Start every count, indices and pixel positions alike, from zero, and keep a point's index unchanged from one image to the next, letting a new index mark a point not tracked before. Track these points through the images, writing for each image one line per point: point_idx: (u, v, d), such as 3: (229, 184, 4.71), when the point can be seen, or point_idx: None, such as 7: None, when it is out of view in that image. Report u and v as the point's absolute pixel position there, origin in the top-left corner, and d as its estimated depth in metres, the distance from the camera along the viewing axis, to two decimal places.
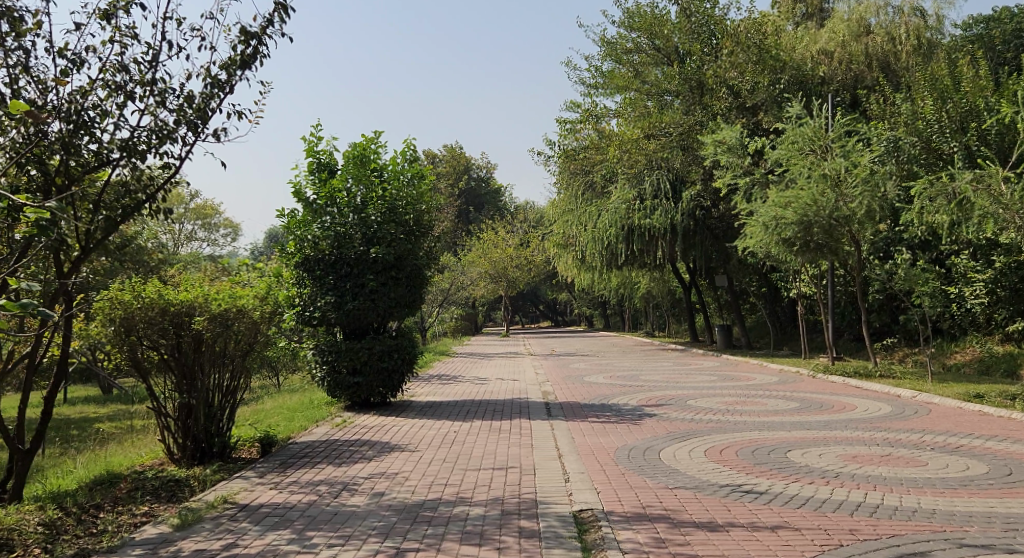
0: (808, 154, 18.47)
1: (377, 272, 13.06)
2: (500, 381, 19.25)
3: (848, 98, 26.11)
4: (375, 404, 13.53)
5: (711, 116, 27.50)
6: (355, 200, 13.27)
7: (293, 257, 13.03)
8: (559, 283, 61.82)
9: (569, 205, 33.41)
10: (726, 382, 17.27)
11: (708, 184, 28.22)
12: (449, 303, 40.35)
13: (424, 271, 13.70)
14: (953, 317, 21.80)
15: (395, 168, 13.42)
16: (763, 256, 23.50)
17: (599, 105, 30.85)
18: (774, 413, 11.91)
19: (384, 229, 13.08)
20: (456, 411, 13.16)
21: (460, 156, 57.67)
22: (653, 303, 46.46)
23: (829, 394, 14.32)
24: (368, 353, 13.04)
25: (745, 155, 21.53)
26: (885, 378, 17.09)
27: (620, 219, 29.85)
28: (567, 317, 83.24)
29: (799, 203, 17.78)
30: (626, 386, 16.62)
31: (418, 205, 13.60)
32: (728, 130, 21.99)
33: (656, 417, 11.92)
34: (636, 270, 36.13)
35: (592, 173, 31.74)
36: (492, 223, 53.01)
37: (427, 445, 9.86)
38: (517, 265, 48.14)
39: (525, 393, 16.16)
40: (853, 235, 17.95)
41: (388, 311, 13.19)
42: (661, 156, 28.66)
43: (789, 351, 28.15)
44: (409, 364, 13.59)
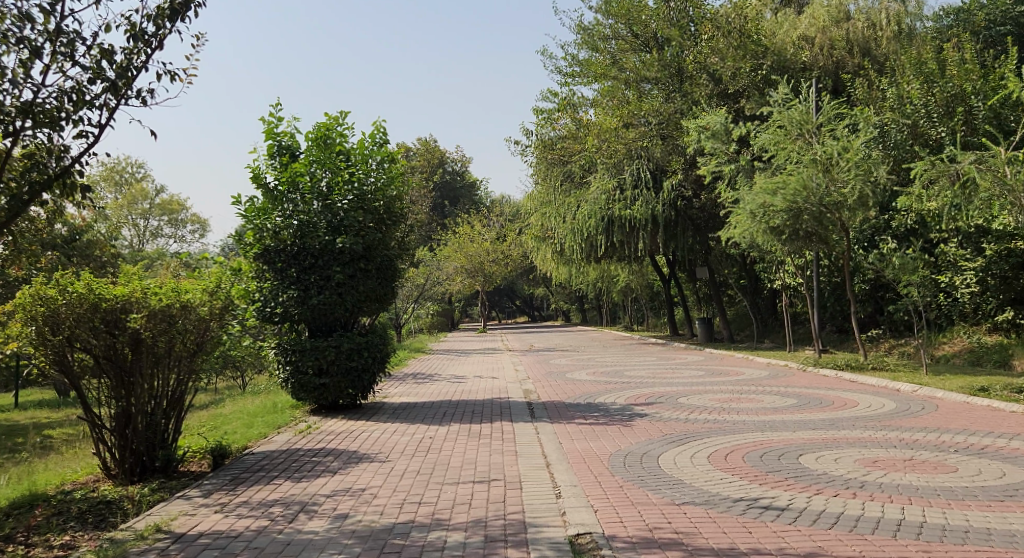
0: (796, 138, 17.57)
1: (343, 264, 12.05)
2: (477, 379, 18.28)
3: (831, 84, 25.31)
4: (343, 407, 12.53)
5: (690, 104, 26.62)
6: (320, 186, 12.19)
7: (251, 247, 11.94)
8: (536, 278, 60.90)
9: (545, 197, 32.44)
10: (714, 378, 16.44)
11: (691, 172, 27.16)
12: (424, 299, 39.30)
13: (395, 263, 12.70)
14: (940, 308, 21.10)
15: (362, 151, 12.36)
16: (748, 245, 22.74)
17: (576, 93, 29.91)
18: (773, 411, 11.06)
19: (351, 217, 12.08)
20: (431, 413, 12.18)
21: (434, 150, 56.57)
22: (631, 296, 45.72)
23: (825, 389, 13.53)
24: (334, 352, 12.01)
25: (730, 141, 20.72)
26: (879, 370, 16.35)
27: (599, 210, 28.98)
28: (543, 312, 82.48)
29: (789, 189, 16.82)
30: (612, 383, 15.73)
31: (387, 192, 12.58)
32: (712, 114, 21.13)
33: (647, 417, 11.02)
34: (614, 263, 35.31)
35: (570, 163, 30.81)
36: (466, 218, 51.95)
37: (399, 454, 8.88)
38: (492, 259, 47.20)
39: (504, 393, 15.21)
40: (844, 222, 17.15)
41: (357, 306, 12.18)
42: (640, 145, 27.78)
43: (772, 343, 27.44)
44: (380, 364, 12.60)
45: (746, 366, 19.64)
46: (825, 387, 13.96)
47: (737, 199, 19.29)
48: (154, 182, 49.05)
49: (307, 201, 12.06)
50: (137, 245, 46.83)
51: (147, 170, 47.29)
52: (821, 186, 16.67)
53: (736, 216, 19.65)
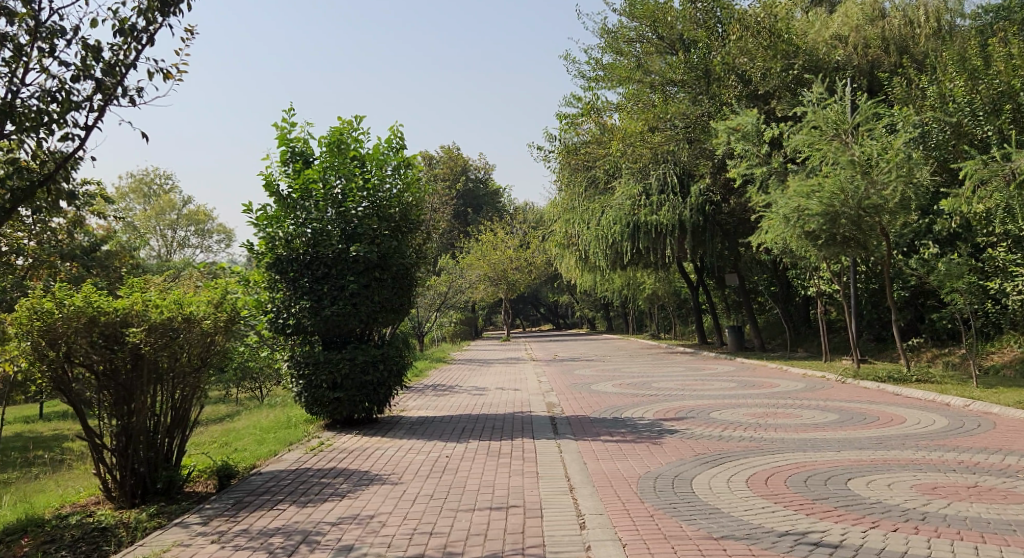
0: (832, 139, 16.91)
1: (358, 273, 11.55)
2: (500, 391, 17.73)
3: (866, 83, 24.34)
4: (359, 422, 12.04)
5: (719, 106, 25.97)
6: (333, 193, 11.72)
7: (263, 257, 11.50)
8: (561, 285, 60.29)
9: (570, 203, 31.88)
10: (747, 390, 15.77)
11: (719, 177, 26.79)
12: (448, 307, 38.86)
13: (411, 272, 12.20)
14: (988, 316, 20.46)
15: (377, 157, 11.89)
16: (780, 251, 22.03)
17: (601, 98, 29.34)
18: (813, 428, 10.40)
19: (366, 224, 11.62)
20: (450, 429, 11.66)
21: (458, 157, 56.23)
22: (658, 304, 44.96)
23: (867, 403, 12.82)
24: (349, 365, 11.52)
25: (761, 144, 20.10)
26: (921, 382, 15.59)
27: (624, 216, 28.29)
28: (568, 320, 81.84)
29: (824, 192, 16.25)
30: (640, 396, 15.11)
31: (403, 198, 12.11)
32: (744, 115, 20.51)
33: (678, 434, 10.41)
34: (640, 270, 34.65)
35: (594, 169, 30.23)
36: (491, 225, 51.52)
37: (413, 475, 8.34)
38: (517, 267, 46.71)
39: (527, 406, 14.64)
40: (884, 227, 16.41)
41: (372, 317, 11.68)
42: (667, 149, 27.16)
43: (805, 353, 26.64)
44: (397, 378, 12.09)
45: (779, 376, 18.91)
46: (865, 400, 13.25)
47: (769, 204, 18.62)
48: (180, 193, 49.15)
49: (320, 209, 11.60)
50: (163, 255, 46.90)
51: (173, 181, 47.39)
52: (859, 187, 16.02)
53: (768, 220, 18.99)
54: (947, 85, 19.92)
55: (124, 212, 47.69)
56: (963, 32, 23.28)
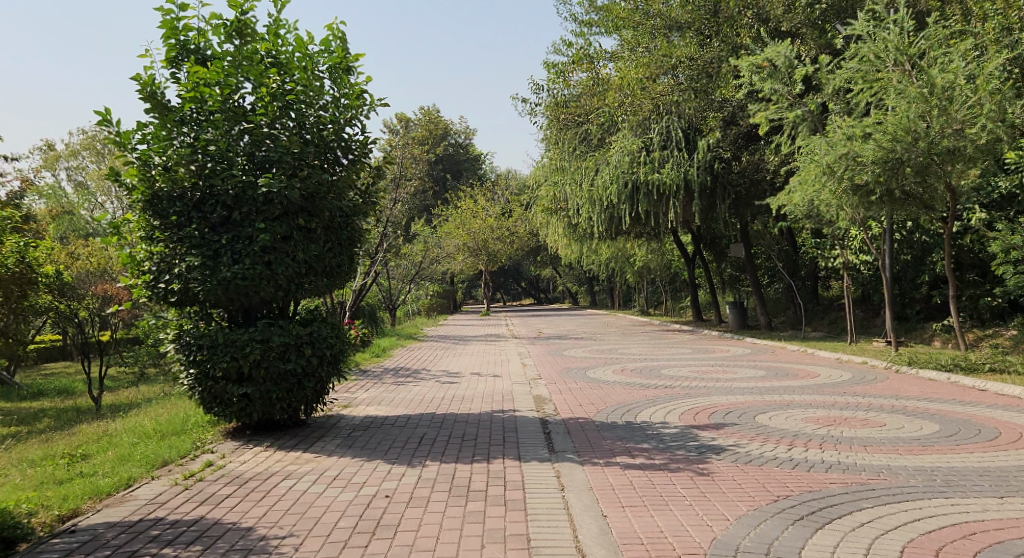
0: (891, 70, 14.10)
1: (269, 219, 8.08)
2: (475, 378, 14.44)
3: (914, 9, 18.48)
4: (279, 426, 8.66)
5: (731, 51, 22.83)
6: (239, 103, 8.22)
7: (136, 194, 8.08)
8: (544, 258, 57.10)
9: (558, 162, 28.46)
10: (784, 381, 12.55)
11: (728, 132, 23.71)
12: (423, 279, 35.42)
13: (352, 222, 8.77)
14: None
15: (302, 54, 8.40)
16: (804, 213, 18.87)
17: (593, 44, 25.96)
18: (926, 452, 7.17)
19: (282, 148, 8.17)
20: (401, 438, 8.33)
21: (437, 120, 52.64)
22: (647, 278, 41.84)
23: (962, 407, 9.62)
24: (260, 348, 8.04)
25: (793, 82, 17.12)
26: (999, 374, 12.45)
27: (621, 174, 24.81)
28: (549, 294, 78.82)
29: (886, 133, 13.35)
30: (653, 388, 11.87)
31: (343, 116, 8.67)
32: (773, 48, 17.37)
33: (732, 457, 7.14)
34: (632, 239, 31.45)
35: (587, 123, 26.91)
36: (470, 191, 47.98)
37: (321, 543, 5.07)
38: (498, 236, 43.42)
39: (508, 402, 11.34)
40: (951, 181, 13.55)
41: (293, 282, 8.26)
42: (670, 100, 23.85)
43: (821, 333, 23.54)
44: (337, 367, 8.73)
45: (812, 362, 15.72)
46: (955, 403, 10.04)
47: (809, 151, 15.81)
48: None
49: (215, 126, 8.08)
50: None
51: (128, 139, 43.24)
52: (931, 126, 13.16)
53: (807, 174, 15.70)
54: None
55: (77, 171, 43.94)
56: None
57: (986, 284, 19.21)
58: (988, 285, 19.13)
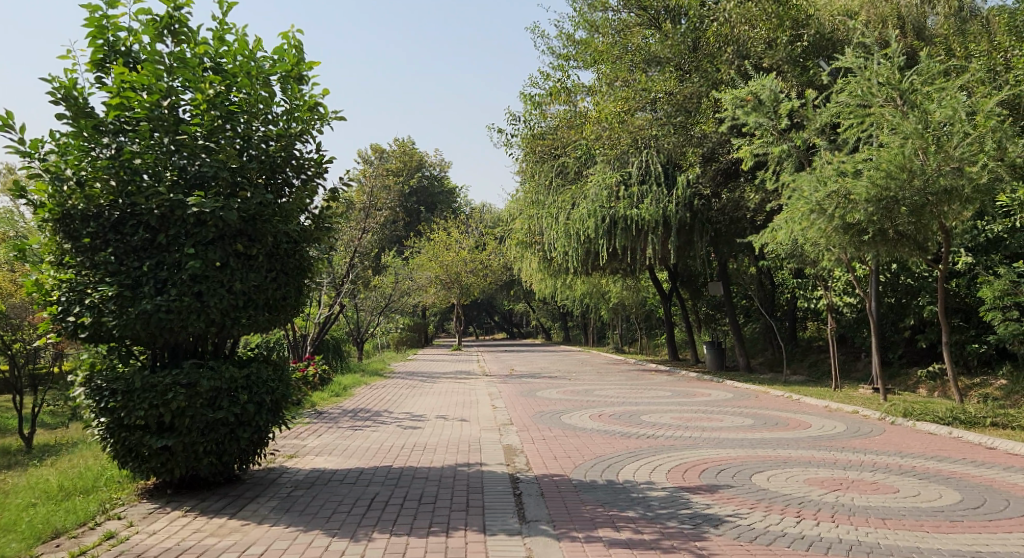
0: (883, 104, 13.09)
1: (201, 245, 7.00)
2: (439, 423, 13.33)
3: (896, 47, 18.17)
4: (209, 483, 7.49)
5: (711, 86, 22.09)
6: (172, 110, 7.18)
7: (44, 215, 6.97)
8: (517, 293, 56.26)
9: (533, 196, 27.62)
10: (776, 432, 11.56)
11: (708, 168, 22.69)
12: (392, 312, 34.22)
13: (301, 250, 7.70)
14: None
15: (247, 60, 7.41)
16: (788, 253, 18.08)
17: (571, 78, 25.61)
18: (952, 536, 6.19)
19: (218, 164, 7.14)
20: (349, 500, 7.20)
21: (411, 152, 52.01)
22: (622, 315, 40.90)
23: (974, 470, 8.66)
24: (186, 392, 6.91)
25: (779, 116, 16.04)
26: (1000, 429, 11.44)
27: (599, 208, 23.93)
28: (522, 329, 77.85)
29: (880, 169, 12.36)
30: (635, 439, 10.84)
31: (293, 131, 7.64)
32: (757, 81, 16.40)
33: (729, 535, 6.14)
34: (607, 275, 30.63)
35: (563, 156, 26.19)
36: (443, 223, 47.13)
37: None
38: (471, 269, 42.45)
39: (474, 453, 10.25)
40: (945, 222, 12.56)
41: (228, 317, 7.14)
42: (649, 134, 23.08)
43: (800, 376, 22.70)
44: (278, 413, 7.64)
45: (799, 409, 14.71)
46: (965, 463, 9.08)
47: (796, 188, 14.95)
48: None
49: (141, 135, 7.06)
50: None
51: None
52: (928, 163, 12.17)
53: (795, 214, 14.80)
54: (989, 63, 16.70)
55: None
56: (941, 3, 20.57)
57: (970, 330, 18.18)
58: (974, 331, 18.02)
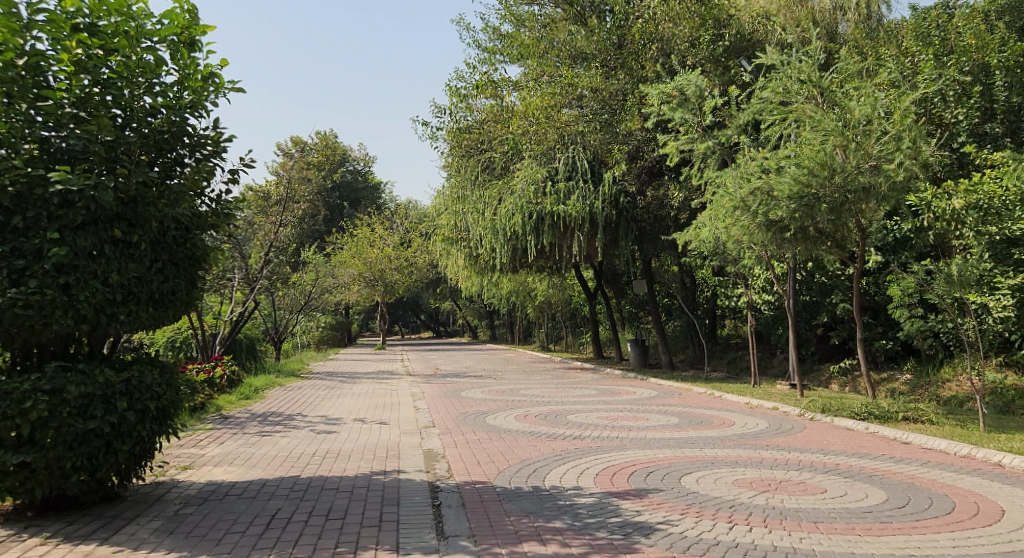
0: (805, 102, 12.71)
1: (68, 229, 6.74)
2: (357, 427, 12.74)
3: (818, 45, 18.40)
4: (64, 505, 7.23)
5: (637, 83, 21.89)
6: (31, 72, 6.82)
7: None
8: (444, 291, 55.50)
9: (458, 192, 27.01)
10: (703, 427, 11.27)
11: (633, 166, 22.31)
12: (312, 311, 33.23)
13: (187, 238, 7.55)
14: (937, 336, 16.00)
15: (123, 19, 7.10)
16: (711, 252, 17.96)
17: (497, 71, 25.54)
18: (888, 541, 5.89)
19: (85, 135, 6.86)
20: (236, 516, 7.00)
21: (335, 147, 50.84)
22: (548, 313, 40.56)
23: (903, 465, 8.43)
24: (49, 401, 6.69)
25: (703, 113, 15.74)
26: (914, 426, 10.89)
27: (525, 205, 23.13)
28: (450, 327, 77.08)
29: (802, 165, 11.87)
30: (561, 441, 10.42)
31: (182, 103, 7.52)
32: (683, 77, 15.96)
33: (658, 546, 5.75)
34: (532, 273, 30.27)
35: (489, 151, 25.73)
36: (367, 219, 46.08)
37: None
38: (396, 267, 41.55)
39: (392, 459, 9.71)
40: (862, 219, 12.25)
41: (101, 310, 6.89)
42: (575, 131, 22.78)
43: (721, 372, 22.71)
44: (153, 422, 7.45)
45: (720, 405, 14.45)
46: (892, 457, 8.86)
47: (720, 184, 14.76)
48: None
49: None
50: None
51: None
52: (847, 161, 11.84)
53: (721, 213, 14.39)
54: (908, 62, 16.74)
55: None
56: (851, 11, 21.28)
57: (877, 327, 17.85)
58: (880, 329, 17.81)
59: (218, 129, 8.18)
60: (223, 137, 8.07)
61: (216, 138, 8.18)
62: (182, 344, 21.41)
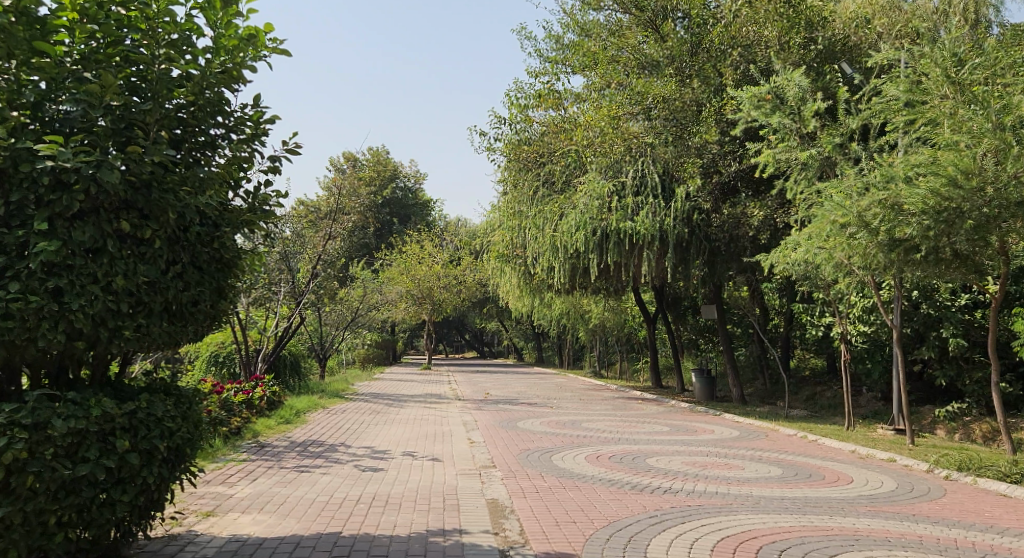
0: (942, 101, 10.90)
1: (62, 219, 5.29)
2: (406, 464, 11.17)
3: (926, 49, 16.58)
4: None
5: (714, 93, 20.22)
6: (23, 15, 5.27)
7: None
8: (491, 311, 54.06)
9: (515, 207, 25.51)
10: (819, 482, 9.48)
11: (708, 181, 20.57)
12: (359, 328, 31.95)
13: (211, 236, 6.08)
14: None
15: None
16: (802, 277, 16.11)
17: (557, 81, 23.88)
18: None
19: (88, 99, 5.36)
20: None
21: (385, 163, 49.95)
22: (601, 337, 38.82)
23: None
24: (29, 440, 5.19)
25: (804, 118, 14.21)
26: None
27: (589, 220, 21.60)
28: (494, 348, 75.59)
29: (943, 174, 10.22)
30: (652, 495, 8.72)
31: (212, 69, 6.04)
32: (785, 77, 14.63)
33: None
34: (590, 295, 28.59)
35: (548, 165, 24.21)
36: (416, 236, 44.89)
37: None
38: (444, 285, 40.18)
39: (452, 510, 8.11)
40: (1012, 240, 10.39)
41: (99, 322, 5.42)
42: (644, 143, 21.14)
43: (802, 409, 20.74)
44: (163, 467, 5.97)
45: (820, 452, 12.59)
46: None
47: (825, 198, 12.95)
48: None
49: None
50: None
51: None
52: (999, 170, 10.08)
53: (829, 234, 12.11)
54: None
55: None
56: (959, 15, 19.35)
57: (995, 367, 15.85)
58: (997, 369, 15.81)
59: (258, 107, 6.79)
60: (264, 117, 6.68)
61: (255, 118, 6.79)
62: (224, 360, 20.14)
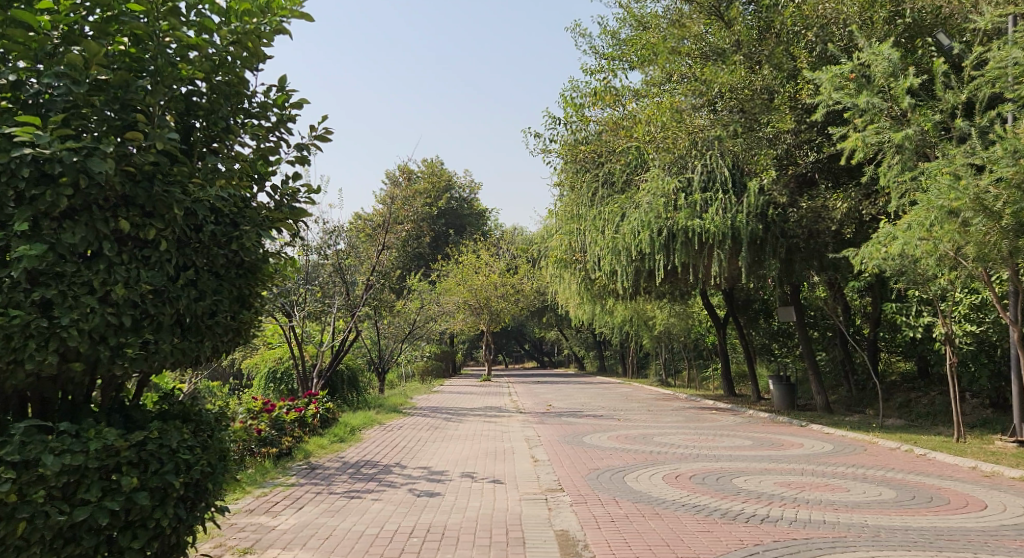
0: None
1: (49, 218, 4.48)
2: (466, 487, 10.20)
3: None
4: None
5: (787, 80, 18.87)
6: None
7: None
8: (551, 320, 53.00)
9: (574, 210, 24.47)
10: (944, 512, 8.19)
11: (784, 174, 19.25)
12: (417, 339, 31.27)
13: (228, 237, 5.17)
14: None
15: None
16: (896, 273, 14.70)
17: (615, 77, 22.78)
18: None
19: (74, 79, 4.53)
20: None
21: (440, 173, 49.42)
22: (666, 344, 37.49)
23: None
24: (18, 480, 4.39)
25: (895, 97, 12.86)
26: None
27: (654, 220, 20.44)
28: (554, 358, 74.52)
29: None
30: (749, 528, 7.58)
31: (223, 43, 5.16)
32: (871, 53, 13.30)
33: None
34: (655, 299, 27.35)
35: (608, 164, 23.11)
36: (472, 245, 44.17)
37: None
38: (502, 294, 39.31)
39: (519, 545, 7.09)
40: None
41: (94, 339, 4.58)
42: (710, 136, 19.89)
43: (893, 417, 19.20)
44: (181, 506, 5.08)
45: (933, 470, 11.20)
46: None
47: (930, 181, 11.60)
48: None
49: None
50: None
51: None
52: None
53: (937, 221, 11.32)
54: None
55: None
56: None
57: None
58: None
59: (283, 89, 5.94)
60: (290, 100, 5.82)
61: (281, 102, 5.94)
62: (282, 375, 19.49)
